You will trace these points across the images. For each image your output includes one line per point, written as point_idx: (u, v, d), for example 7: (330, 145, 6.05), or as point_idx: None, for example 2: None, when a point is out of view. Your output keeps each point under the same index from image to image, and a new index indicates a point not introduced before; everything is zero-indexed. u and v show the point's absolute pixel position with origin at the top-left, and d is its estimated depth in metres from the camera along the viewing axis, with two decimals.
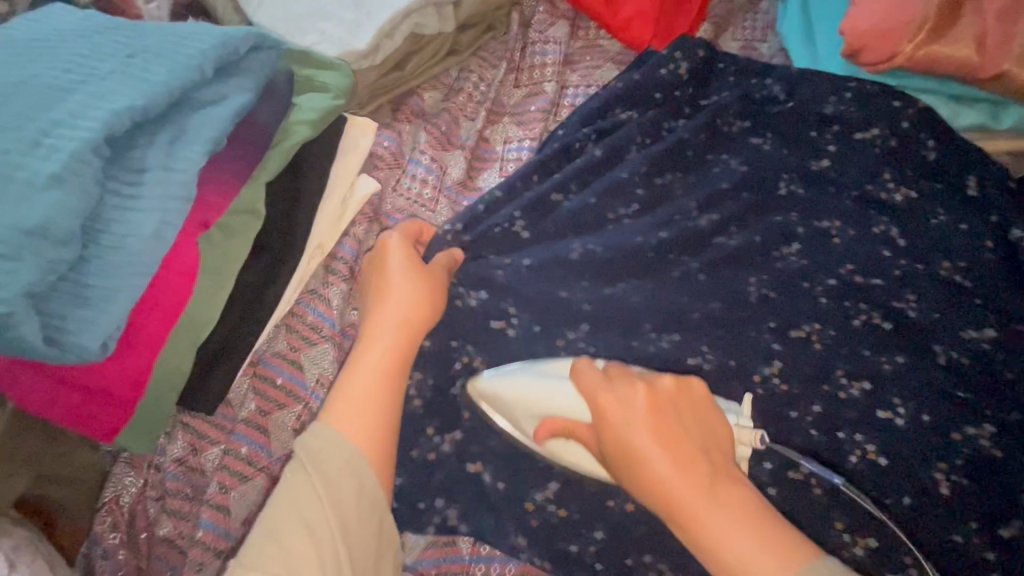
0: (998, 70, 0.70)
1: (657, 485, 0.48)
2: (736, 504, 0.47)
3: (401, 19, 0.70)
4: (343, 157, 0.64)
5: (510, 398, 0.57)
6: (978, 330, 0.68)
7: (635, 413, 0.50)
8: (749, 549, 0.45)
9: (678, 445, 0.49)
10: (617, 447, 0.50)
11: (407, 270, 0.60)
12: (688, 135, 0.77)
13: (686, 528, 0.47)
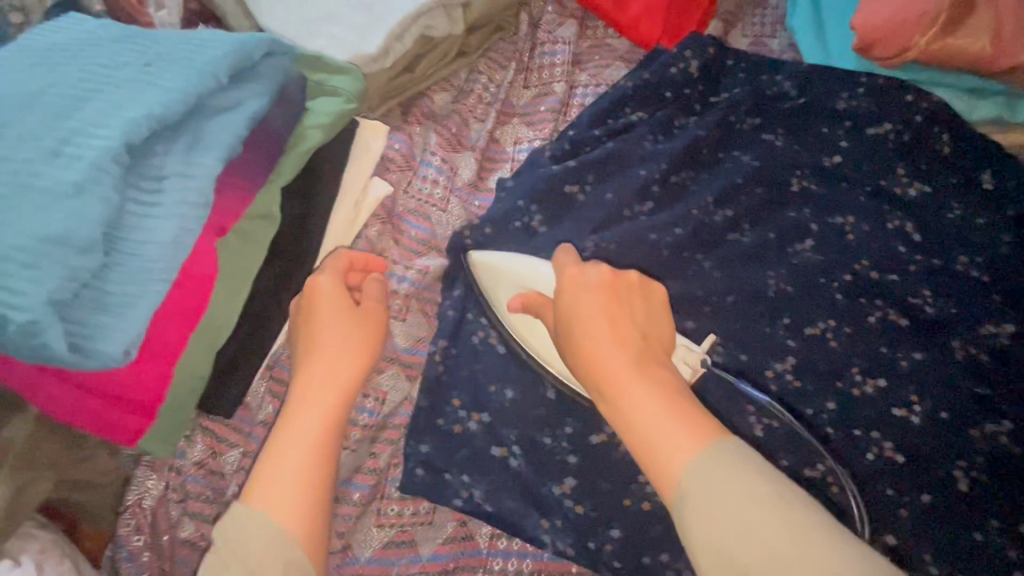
0: (1014, 62, 0.70)
1: (588, 347, 0.49)
2: (661, 381, 0.47)
3: (411, 22, 0.70)
4: (355, 161, 0.65)
5: (493, 269, 0.60)
6: (997, 325, 0.67)
7: (588, 287, 0.52)
8: (659, 418, 0.44)
9: (620, 323, 0.50)
10: (564, 310, 0.52)
11: (344, 320, 0.56)
12: (699, 132, 0.76)
13: (605, 391, 0.47)
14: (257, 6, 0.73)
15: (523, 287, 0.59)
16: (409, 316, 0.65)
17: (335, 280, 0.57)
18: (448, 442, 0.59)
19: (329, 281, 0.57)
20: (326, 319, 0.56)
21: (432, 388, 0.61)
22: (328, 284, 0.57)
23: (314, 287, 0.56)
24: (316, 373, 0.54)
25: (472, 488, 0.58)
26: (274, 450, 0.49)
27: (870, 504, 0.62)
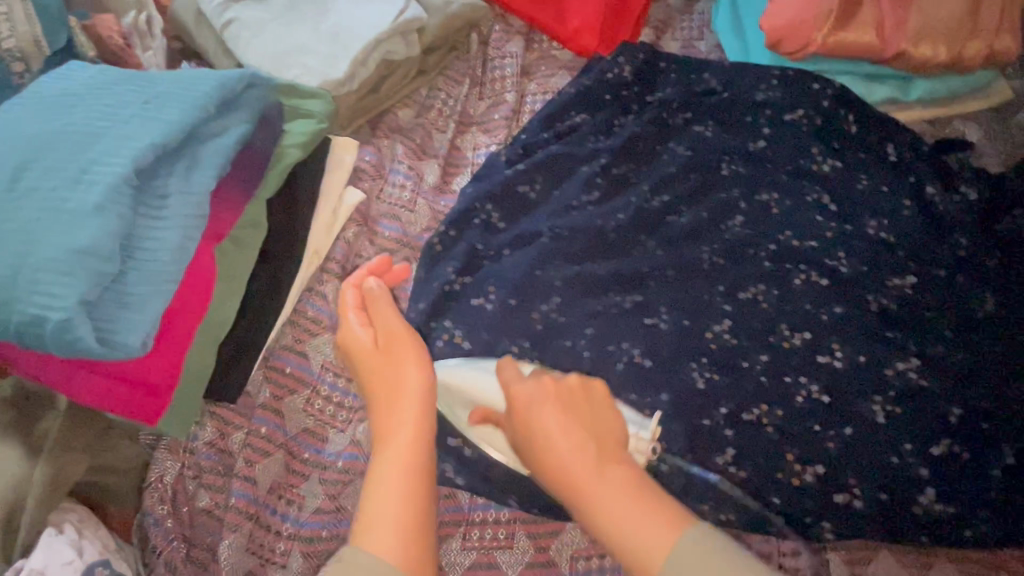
0: (898, 49, 0.81)
1: (552, 460, 0.54)
2: (620, 481, 0.51)
3: (372, 48, 0.79)
4: (330, 175, 0.73)
5: (445, 386, 0.66)
6: (901, 277, 0.77)
7: (539, 399, 0.57)
8: (625, 523, 0.49)
9: (572, 430, 0.55)
10: (522, 430, 0.57)
11: (369, 345, 0.59)
12: (635, 129, 0.86)
13: (582, 508, 0.52)
14: (236, 43, 0.82)
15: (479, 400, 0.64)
16: None
17: (354, 311, 0.61)
18: None
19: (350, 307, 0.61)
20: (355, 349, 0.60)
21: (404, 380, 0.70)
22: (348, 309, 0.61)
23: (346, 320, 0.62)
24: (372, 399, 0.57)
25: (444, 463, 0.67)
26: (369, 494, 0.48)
27: (805, 441, 0.70)
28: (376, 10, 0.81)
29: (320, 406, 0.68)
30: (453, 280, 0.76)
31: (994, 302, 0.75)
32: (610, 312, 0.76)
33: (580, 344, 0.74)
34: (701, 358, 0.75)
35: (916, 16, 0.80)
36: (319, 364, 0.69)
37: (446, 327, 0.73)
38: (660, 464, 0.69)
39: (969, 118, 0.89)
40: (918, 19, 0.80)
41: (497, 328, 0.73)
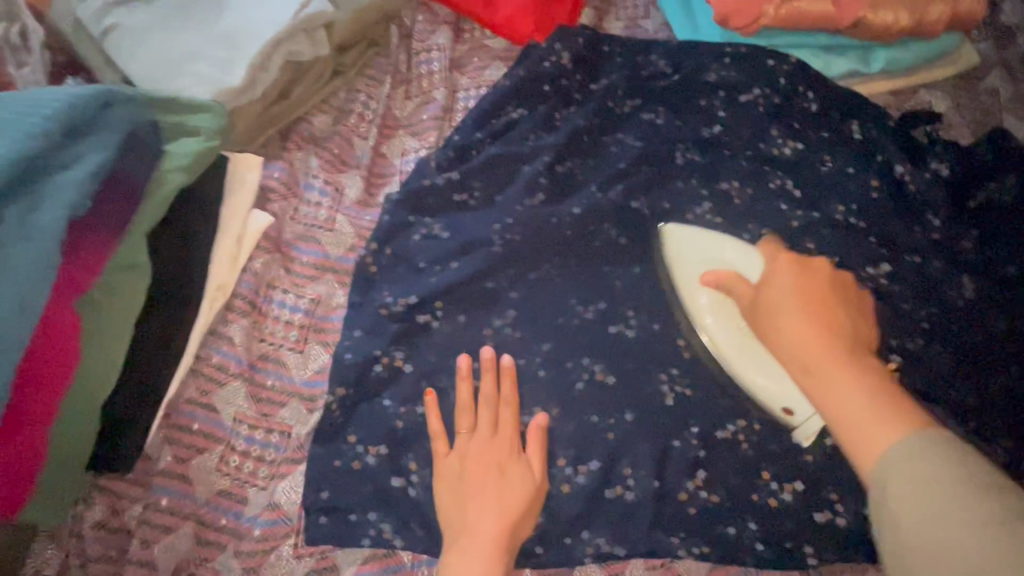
0: (855, 17, 0.74)
1: (791, 331, 0.56)
2: (869, 368, 0.51)
3: (272, 48, 0.69)
4: (231, 199, 0.65)
5: (694, 242, 0.71)
6: (875, 266, 0.70)
7: (804, 280, 0.59)
8: (859, 395, 0.48)
9: (824, 315, 0.56)
10: (766, 300, 0.60)
11: (504, 467, 0.59)
12: (579, 121, 0.77)
13: (810, 367, 0.52)
14: (117, 51, 0.71)
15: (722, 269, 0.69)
16: (306, 348, 0.64)
17: (507, 433, 0.61)
18: (348, 477, 0.59)
19: (509, 430, 0.61)
20: (483, 458, 0.59)
21: (329, 427, 0.61)
22: (503, 426, 0.61)
23: (481, 413, 0.62)
24: (465, 506, 0.57)
25: (379, 524, 0.59)
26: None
27: (780, 456, 0.65)
28: (273, 5, 0.71)
29: (236, 463, 0.59)
30: (393, 302, 0.66)
31: (973, 286, 0.69)
32: (566, 327, 0.68)
33: (536, 359, 0.66)
34: (669, 370, 0.67)
35: None
36: (230, 416, 0.61)
37: (387, 350, 0.64)
38: (624, 493, 0.62)
39: (933, 86, 0.83)
40: None
41: (437, 354, 0.65)
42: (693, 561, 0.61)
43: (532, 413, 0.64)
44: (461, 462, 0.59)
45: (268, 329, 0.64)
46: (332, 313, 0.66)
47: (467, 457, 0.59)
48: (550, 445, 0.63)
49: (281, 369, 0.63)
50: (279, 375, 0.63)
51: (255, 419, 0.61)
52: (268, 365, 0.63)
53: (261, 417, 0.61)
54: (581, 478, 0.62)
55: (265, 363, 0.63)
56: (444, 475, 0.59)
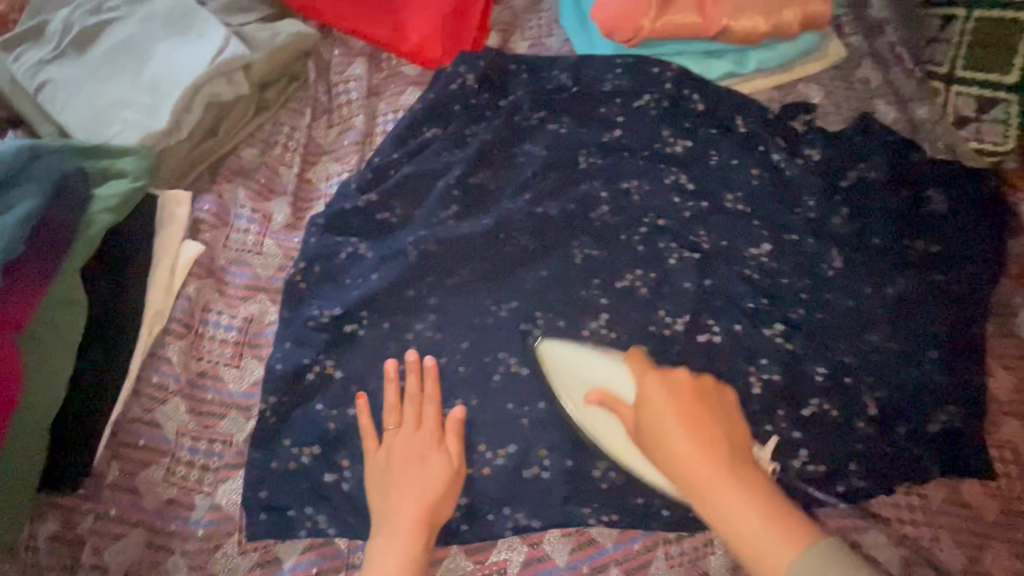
0: (721, 25, 0.83)
1: (676, 456, 0.59)
2: (750, 485, 0.55)
3: (193, 92, 0.75)
4: (163, 232, 0.71)
5: (571, 360, 0.72)
6: (757, 247, 0.79)
7: (672, 397, 0.63)
8: (746, 518, 0.53)
9: (700, 429, 0.60)
10: (648, 425, 0.62)
11: (426, 458, 0.65)
12: (488, 136, 0.84)
13: (704, 500, 0.56)
14: (52, 103, 0.77)
15: (600, 385, 0.70)
16: (242, 362, 0.70)
17: (431, 428, 0.67)
18: (285, 477, 0.65)
19: (431, 425, 0.67)
20: (408, 451, 0.65)
21: (266, 433, 0.66)
22: (426, 421, 0.67)
23: (408, 409, 0.68)
24: (388, 493, 0.63)
25: (316, 517, 0.64)
26: (375, 559, 0.60)
27: None
28: (193, 51, 0.77)
29: (182, 473, 0.65)
30: (320, 314, 0.72)
31: (841, 259, 0.76)
32: (484, 326, 0.75)
33: (455, 358, 0.73)
34: (578, 357, 0.74)
35: None
36: (173, 431, 0.66)
37: (317, 360, 0.70)
38: (540, 472, 0.68)
39: (812, 79, 0.91)
40: None
41: (364, 361, 0.71)
42: (604, 528, 0.68)
43: (453, 406, 0.70)
44: (387, 454, 0.65)
45: (205, 348, 0.70)
46: (266, 329, 0.72)
47: (392, 451, 0.65)
48: (469, 432, 0.69)
49: (219, 384, 0.69)
50: (218, 390, 0.69)
51: (196, 431, 0.67)
52: (207, 382, 0.69)
53: (201, 429, 0.67)
54: (499, 461, 0.68)
55: (204, 380, 0.69)
56: (372, 465, 0.65)
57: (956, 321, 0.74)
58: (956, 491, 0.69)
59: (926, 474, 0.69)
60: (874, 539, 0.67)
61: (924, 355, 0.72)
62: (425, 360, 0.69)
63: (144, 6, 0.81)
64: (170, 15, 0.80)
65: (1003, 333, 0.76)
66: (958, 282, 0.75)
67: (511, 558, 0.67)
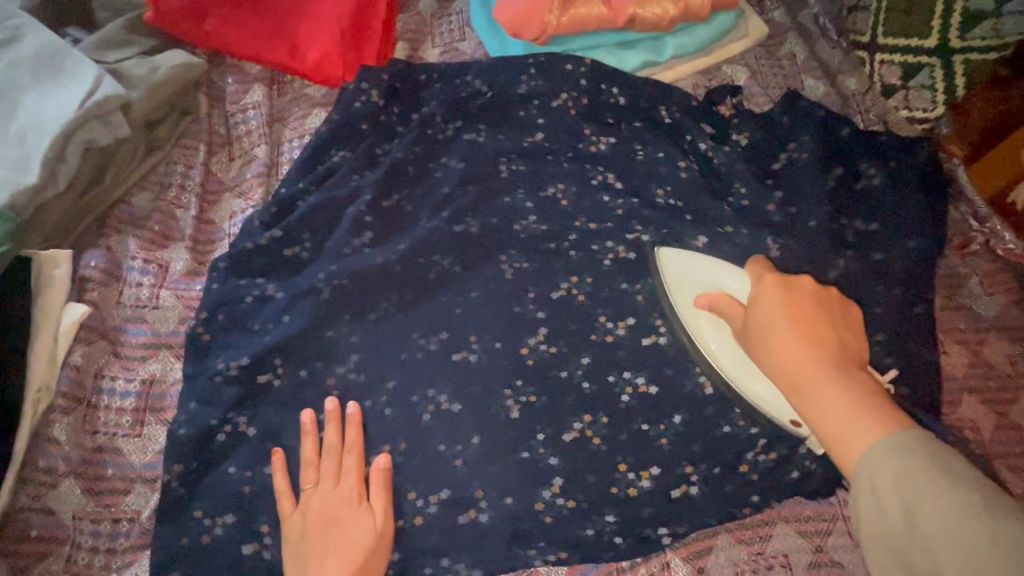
0: (627, 16, 0.79)
1: (777, 349, 0.49)
2: (855, 383, 0.46)
3: (64, 140, 0.68)
4: (42, 296, 0.65)
5: (687, 264, 0.67)
6: (692, 240, 0.73)
7: (788, 295, 0.51)
8: (846, 410, 0.44)
9: (811, 329, 0.49)
10: (753, 321, 0.53)
11: (348, 515, 0.61)
12: (400, 153, 0.78)
13: (798, 392, 0.47)
14: None
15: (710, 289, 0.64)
16: (144, 430, 0.64)
17: (351, 481, 0.62)
18: (198, 554, 0.60)
19: (351, 479, 0.62)
20: (328, 510, 0.61)
21: (175, 507, 0.61)
22: (346, 475, 0.63)
23: (324, 465, 0.63)
24: (307, 561, 0.58)
25: None
26: None
27: (631, 445, 0.67)
28: (66, 95, 0.71)
29: (83, 561, 0.59)
30: (227, 367, 0.66)
31: (778, 244, 0.72)
32: (411, 360, 0.70)
33: (382, 399, 0.68)
34: (513, 381, 0.69)
35: None
36: (69, 515, 0.60)
37: (228, 419, 0.65)
38: (477, 515, 0.64)
39: (736, 59, 0.86)
40: None
41: (282, 412, 0.66)
42: (552, 565, 0.64)
43: (383, 451, 0.66)
44: (305, 516, 0.60)
45: (100, 419, 0.64)
46: (168, 390, 0.66)
47: (310, 514, 0.60)
48: (401, 478, 0.65)
49: (119, 457, 0.63)
50: (118, 463, 0.63)
51: (95, 513, 0.61)
52: (105, 457, 0.63)
53: (101, 510, 0.61)
54: (432, 508, 0.64)
55: (102, 455, 0.63)
56: (290, 532, 0.60)
57: (901, 300, 0.70)
58: None
59: None
60: (836, 541, 0.64)
61: (870, 338, 0.69)
62: (347, 405, 0.66)
63: (6, 53, 0.74)
64: (38, 58, 0.73)
65: (952, 306, 0.73)
66: (900, 258, 0.72)
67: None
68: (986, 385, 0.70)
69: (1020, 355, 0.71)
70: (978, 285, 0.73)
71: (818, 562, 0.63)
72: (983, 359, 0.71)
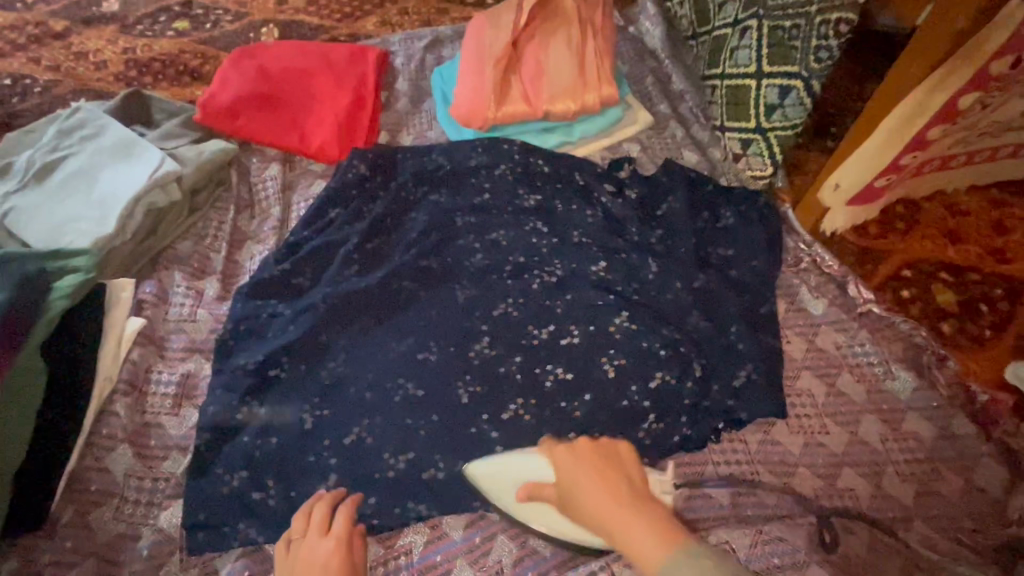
0: (543, 110, 1.10)
1: (589, 502, 0.63)
2: (645, 509, 0.60)
3: (135, 203, 0.94)
4: (111, 311, 0.87)
5: (493, 468, 0.81)
6: (596, 265, 0.99)
7: (580, 462, 0.69)
8: (641, 532, 0.57)
9: (608, 481, 0.65)
10: (569, 484, 0.67)
11: (329, 557, 0.70)
12: (380, 211, 1.05)
13: (616, 536, 0.59)
14: (16, 226, 0.93)
15: (522, 482, 0.79)
16: (180, 411, 0.86)
17: (338, 530, 0.73)
18: (219, 500, 0.79)
19: (338, 527, 0.74)
20: (315, 552, 0.71)
21: (202, 466, 0.81)
22: (333, 526, 0.74)
23: (314, 517, 0.75)
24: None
25: (246, 530, 0.78)
26: None
27: (553, 418, 0.87)
28: (135, 172, 0.97)
29: (129, 510, 0.79)
30: (246, 362, 0.88)
31: (656, 265, 0.98)
32: (385, 358, 0.91)
33: (362, 386, 0.88)
34: (464, 375, 0.90)
35: (549, 86, 1.10)
36: (122, 474, 0.81)
37: (245, 404, 0.85)
38: (436, 473, 0.83)
39: (631, 138, 1.17)
40: (549, 88, 1.10)
41: (285, 397, 0.87)
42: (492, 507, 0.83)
43: (361, 424, 0.85)
44: (295, 552, 0.71)
45: (149, 402, 0.86)
46: (199, 383, 0.89)
47: (298, 552, 0.71)
48: (377, 444, 0.84)
49: (162, 431, 0.85)
50: (160, 436, 0.84)
51: (141, 471, 0.81)
52: (151, 430, 0.84)
53: (145, 469, 0.81)
54: (401, 465, 0.83)
55: (149, 429, 0.85)
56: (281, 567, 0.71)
57: (749, 305, 0.95)
58: (768, 432, 0.88)
59: (739, 420, 0.87)
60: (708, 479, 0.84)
61: (728, 329, 0.92)
62: (339, 492, 0.80)
63: (93, 143, 1.01)
64: (116, 146, 1.00)
65: (793, 308, 0.98)
66: (748, 274, 0.98)
67: (414, 540, 0.81)
68: (818, 365, 0.93)
69: (845, 342, 0.94)
70: (809, 292, 0.99)
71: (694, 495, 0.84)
72: (817, 346, 0.94)
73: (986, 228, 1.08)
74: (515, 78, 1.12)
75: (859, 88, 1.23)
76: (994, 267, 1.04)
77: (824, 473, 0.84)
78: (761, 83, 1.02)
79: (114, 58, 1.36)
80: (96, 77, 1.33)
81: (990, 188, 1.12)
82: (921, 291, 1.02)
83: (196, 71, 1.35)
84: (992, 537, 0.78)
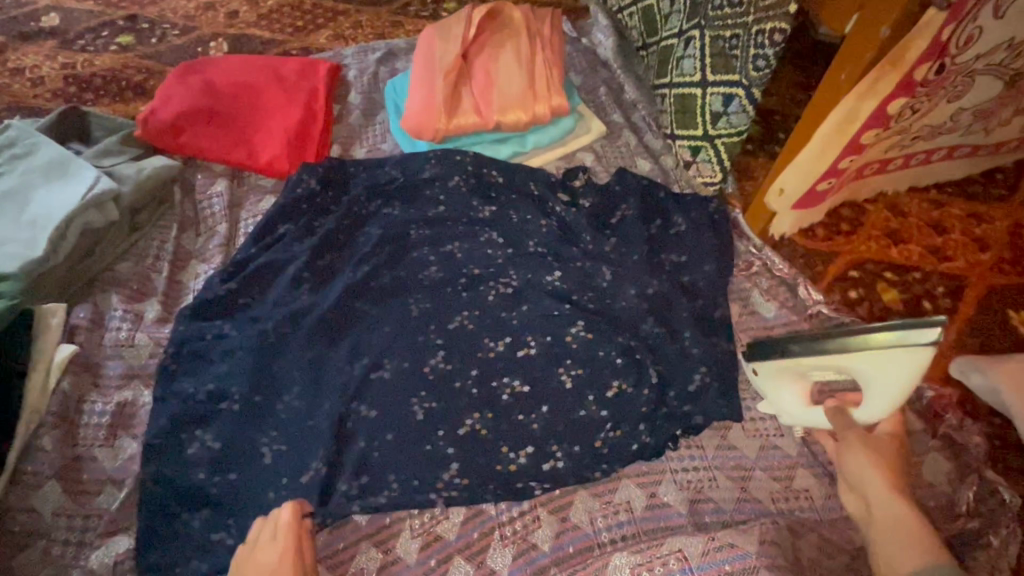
0: (494, 121, 1.10)
1: (867, 478, 0.78)
2: (915, 509, 0.73)
3: (69, 223, 0.89)
4: (40, 338, 0.85)
5: (893, 359, 0.72)
6: (551, 275, 0.99)
7: (888, 439, 0.81)
8: (920, 533, 0.70)
9: (898, 474, 0.77)
10: (858, 446, 0.80)
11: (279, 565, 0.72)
12: (331, 226, 1.01)
13: (886, 500, 0.75)
14: None
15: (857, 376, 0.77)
16: (115, 442, 0.83)
17: (284, 535, 0.74)
18: (160, 534, 0.77)
19: (287, 531, 0.74)
20: (264, 560, 0.72)
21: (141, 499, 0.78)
22: (283, 529, 0.74)
23: (267, 521, 0.75)
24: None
25: (189, 566, 0.76)
26: None
27: (507, 431, 0.86)
28: (70, 191, 0.92)
29: (58, 551, 0.76)
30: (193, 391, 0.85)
31: (610, 273, 0.98)
32: (336, 378, 0.88)
33: (314, 409, 0.85)
34: (418, 391, 0.88)
35: (498, 98, 1.10)
36: (49, 513, 0.77)
37: (187, 432, 0.82)
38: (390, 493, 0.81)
39: (585, 148, 1.18)
40: (499, 100, 1.10)
41: (230, 422, 0.83)
42: (450, 525, 0.82)
43: (312, 447, 0.82)
44: (245, 561, 0.73)
45: (81, 433, 0.83)
46: (137, 411, 0.86)
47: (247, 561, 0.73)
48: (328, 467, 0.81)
49: (95, 463, 0.82)
50: (93, 469, 0.81)
51: (70, 509, 0.78)
52: (82, 464, 0.81)
53: (75, 506, 0.78)
54: (353, 488, 0.81)
55: (79, 462, 0.81)
56: (234, 573, 0.73)
57: (703, 310, 0.96)
58: (724, 437, 0.89)
59: (696, 426, 0.88)
60: (665, 488, 0.85)
61: (682, 334, 0.92)
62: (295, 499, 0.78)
63: (26, 162, 0.96)
64: (49, 165, 0.95)
65: (746, 313, 0.99)
66: (702, 280, 0.98)
67: (367, 567, 0.79)
68: None
69: None
70: (761, 295, 1.01)
71: (653, 505, 0.84)
72: None
73: (927, 228, 1.12)
74: (465, 90, 1.12)
75: (804, 95, 1.27)
76: (936, 266, 1.08)
77: (779, 475, 0.86)
78: (704, 92, 1.05)
79: (52, 74, 1.31)
80: (33, 94, 1.28)
81: (929, 189, 1.16)
82: (868, 291, 1.05)
83: (140, 87, 1.31)
84: (941, 530, 0.79)
